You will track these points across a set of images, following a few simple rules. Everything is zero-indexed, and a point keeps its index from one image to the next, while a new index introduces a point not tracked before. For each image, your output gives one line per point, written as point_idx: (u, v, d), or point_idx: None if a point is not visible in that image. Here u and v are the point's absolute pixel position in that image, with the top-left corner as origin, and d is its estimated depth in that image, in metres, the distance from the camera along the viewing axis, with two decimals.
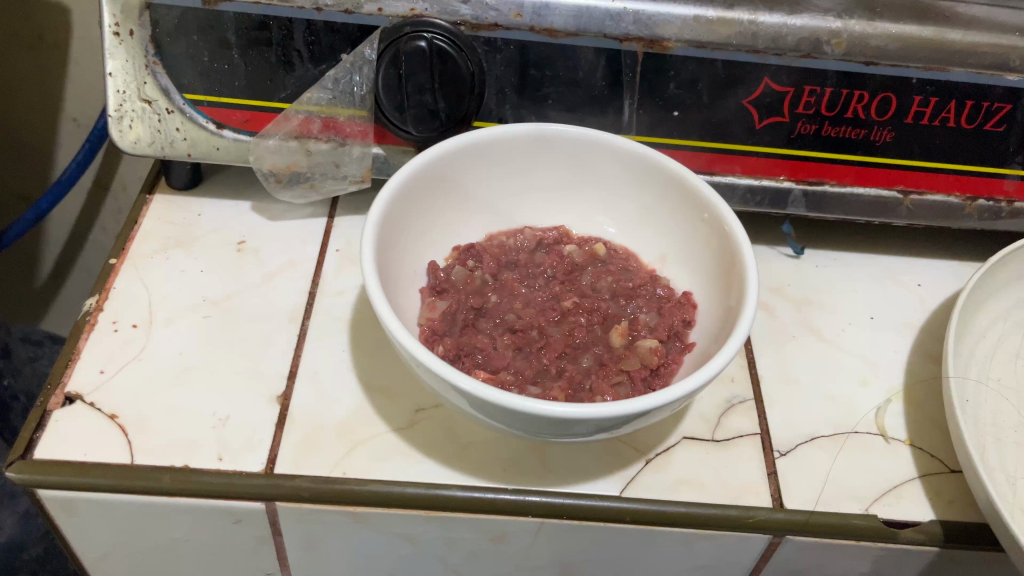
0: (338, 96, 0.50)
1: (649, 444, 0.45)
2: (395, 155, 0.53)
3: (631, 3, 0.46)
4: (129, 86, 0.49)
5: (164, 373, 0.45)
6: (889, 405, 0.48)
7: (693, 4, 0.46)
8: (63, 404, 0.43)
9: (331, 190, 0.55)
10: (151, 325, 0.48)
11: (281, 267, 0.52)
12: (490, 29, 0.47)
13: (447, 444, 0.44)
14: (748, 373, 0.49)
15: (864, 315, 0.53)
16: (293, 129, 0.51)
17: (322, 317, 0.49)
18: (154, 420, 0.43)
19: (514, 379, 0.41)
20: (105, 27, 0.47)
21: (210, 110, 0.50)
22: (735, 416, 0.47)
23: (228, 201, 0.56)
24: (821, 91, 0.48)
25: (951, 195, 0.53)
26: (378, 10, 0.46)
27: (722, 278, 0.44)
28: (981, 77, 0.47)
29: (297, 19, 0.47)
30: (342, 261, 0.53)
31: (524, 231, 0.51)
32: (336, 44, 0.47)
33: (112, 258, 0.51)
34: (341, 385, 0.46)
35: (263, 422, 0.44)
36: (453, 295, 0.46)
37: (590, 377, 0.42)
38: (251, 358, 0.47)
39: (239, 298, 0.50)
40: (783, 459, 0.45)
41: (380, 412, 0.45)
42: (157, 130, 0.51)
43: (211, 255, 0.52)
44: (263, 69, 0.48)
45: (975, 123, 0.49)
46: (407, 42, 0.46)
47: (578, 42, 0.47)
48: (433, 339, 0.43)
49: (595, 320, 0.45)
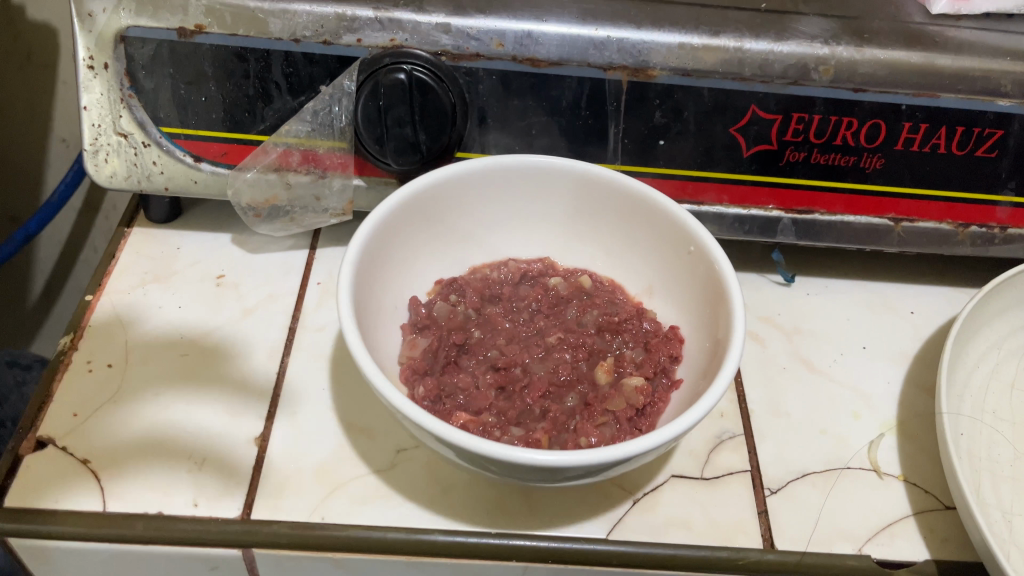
0: (318, 129, 0.49)
1: (637, 483, 0.44)
2: (377, 185, 0.52)
3: (615, 31, 0.45)
4: (105, 119, 0.48)
5: (139, 415, 0.44)
6: (882, 439, 0.47)
7: (679, 31, 0.45)
8: (35, 449, 0.42)
9: (312, 223, 0.54)
10: (127, 364, 0.47)
11: (261, 302, 0.51)
12: (471, 59, 0.46)
13: (429, 487, 0.42)
14: (738, 407, 0.48)
15: (857, 344, 0.52)
16: (272, 162, 0.50)
17: (303, 354, 0.48)
18: (128, 464, 0.42)
19: (496, 421, 0.40)
20: (79, 59, 0.46)
21: (187, 143, 0.49)
22: (724, 452, 0.46)
23: (209, 233, 0.55)
24: (810, 118, 0.47)
25: (944, 222, 0.52)
26: (357, 41, 0.46)
27: (709, 312, 0.43)
28: (972, 103, 0.46)
29: (274, 51, 0.46)
30: (323, 295, 0.52)
31: (507, 264, 0.50)
32: (315, 75, 0.47)
33: (89, 295, 0.50)
34: (321, 425, 0.45)
35: (241, 464, 0.42)
36: (435, 332, 0.45)
37: (575, 418, 0.41)
38: (229, 397, 0.45)
39: (217, 334, 0.49)
40: (773, 497, 0.44)
41: (361, 453, 0.44)
42: (133, 164, 0.50)
43: (189, 290, 0.51)
44: (241, 101, 0.48)
45: (966, 149, 0.48)
46: (386, 74, 0.45)
47: (561, 71, 0.46)
48: (413, 379, 0.42)
49: (580, 356, 0.44)
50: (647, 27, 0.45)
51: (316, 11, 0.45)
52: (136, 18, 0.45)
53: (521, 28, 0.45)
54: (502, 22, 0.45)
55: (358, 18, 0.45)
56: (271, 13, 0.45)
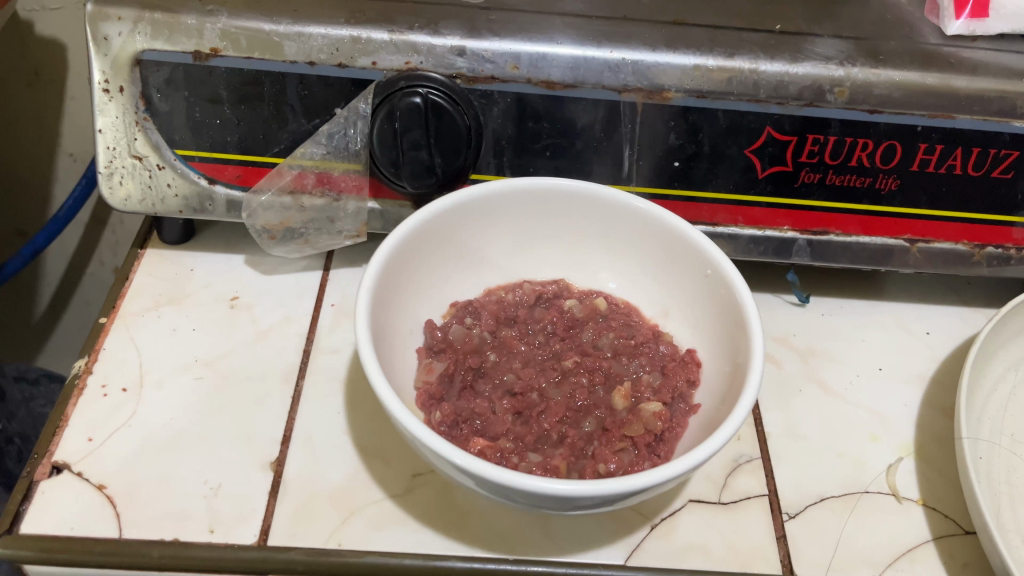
0: (333, 151, 0.49)
1: (654, 508, 0.44)
2: (392, 208, 0.52)
3: (630, 53, 0.45)
4: (120, 142, 0.48)
5: (155, 439, 0.44)
6: (900, 463, 0.47)
7: (693, 53, 0.45)
8: (50, 474, 0.42)
9: (326, 244, 0.54)
10: (141, 388, 0.46)
11: (276, 324, 0.51)
12: (486, 81, 0.46)
13: (446, 513, 0.42)
14: (755, 430, 0.48)
15: (873, 366, 0.52)
16: (287, 184, 0.50)
17: (317, 377, 0.48)
18: (143, 490, 0.42)
19: (514, 446, 0.40)
20: (94, 83, 0.46)
21: (202, 165, 0.49)
22: (741, 477, 0.45)
23: (222, 255, 0.55)
24: (825, 139, 0.47)
25: (960, 242, 0.52)
26: (372, 63, 0.46)
27: (728, 337, 0.43)
28: (988, 124, 0.46)
29: (289, 74, 0.46)
30: (337, 317, 0.52)
31: (522, 286, 0.50)
32: (330, 98, 0.47)
33: (103, 317, 0.50)
34: (336, 449, 0.44)
35: (256, 489, 0.42)
36: (451, 355, 0.45)
37: (593, 444, 0.41)
38: (243, 422, 0.45)
39: (232, 358, 0.49)
40: (791, 522, 0.43)
41: (377, 477, 0.43)
42: (148, 186, 0.50)
43: (204, 313, 0.51)
44: (256, 124, 0.48)
45: (982, 170, 0.48)
46: (402, 98, 0.45)
47: (575, 93, 0.46)
48: (430, 404, 0.42)
49: (597, 381, 0.44)
50: (661, 49, 0.45)
51: (331, 34, 0.45)
52: (151, 41, 0.45)
53: (536, 50, 0.45)
54: (517, 45, 0.45)
55: (373, 41, 0.45)
56: (286, 36, 0.45)
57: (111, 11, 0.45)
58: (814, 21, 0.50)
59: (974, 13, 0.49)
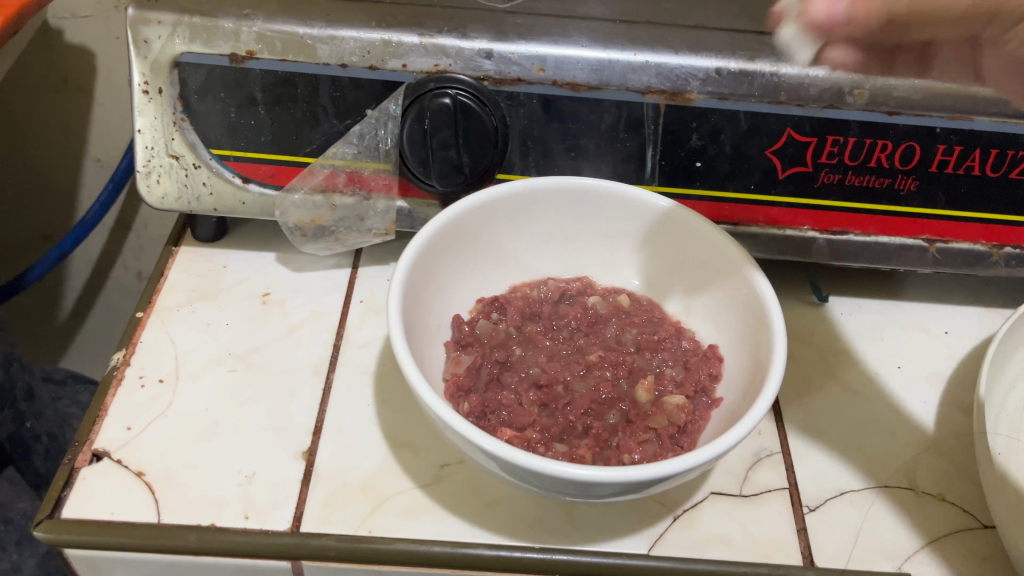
0: (364, 151, 0.50)
1: (677, 500, 0.45)
2: (419, 207, 0.53)
3: (653, 55, 0.46)
4: (158, 142, 0.50)
5: (190, 429, 0.45)
6: (920, 459, 0.47)
7: (714, 56, 0.46)
8: (90, 461, 0.43)
9: (355, 242, 0.55)
10: (176, 380, 0.48)
11: (306, 319, 0.52)
12: (513, 83, 0.47)
13: (472, 501, 0.43)
14: (775, 425, 0.49)
15: (892, 364, 0.53)
16: (319, 184, 0.52)
17: (346, 370, 0.49)
18: (180, 477, 0.43)
19: (540, 436, 0.41)
20: (135, 84, 0.48)
21: (236, 165, 0.51)
22: (762, 470, 0.46)
23: (253, 252, 0.57)
24: (844, 141, 0.48)
25: (978, 242, 0.53)
26: (402, 66, 0.47)
27: (749, 333, 0.44)
28: (1006, 126, 0.47)
29: (322, 76, 0.47)
30: (365, 313, 0.53)
31: (546, 283, 0.51)
32: (362, 99, 0.48)
33: (139, 311, 0.52)
34: (365, 440, 0.46)
35: (289, 478, 0.43)
36: (478, 349, 0.46)
37: (617, 435, 0.42)
38: (275, 413, 0.47)
39: (263, 351, 0.50)
40: (812, 514, 0.44)
41: (405, 467, 0.45)
42: (184, 185, 0.51)
43: (236, 308, 0.53)
44: (289, 124, 0.49)
45: (1000, 171, 0.49)
46: (431, 99, 0.47)
47: (600, 95, 0.47)
48: (458, 396, 0.43)
49: (620, 375, 0.45)
50: (684, 52, 0.46)
51: (362, 37, 0.46)
52: (189, 44, 0.47)
53: (562, 53, 0.46)
54: (543, 48, 0.46)
55: (403, 44, 0.47)
56: (319, 39, 0.46)
57: (151, 15, 0.47)
58: None
59: None
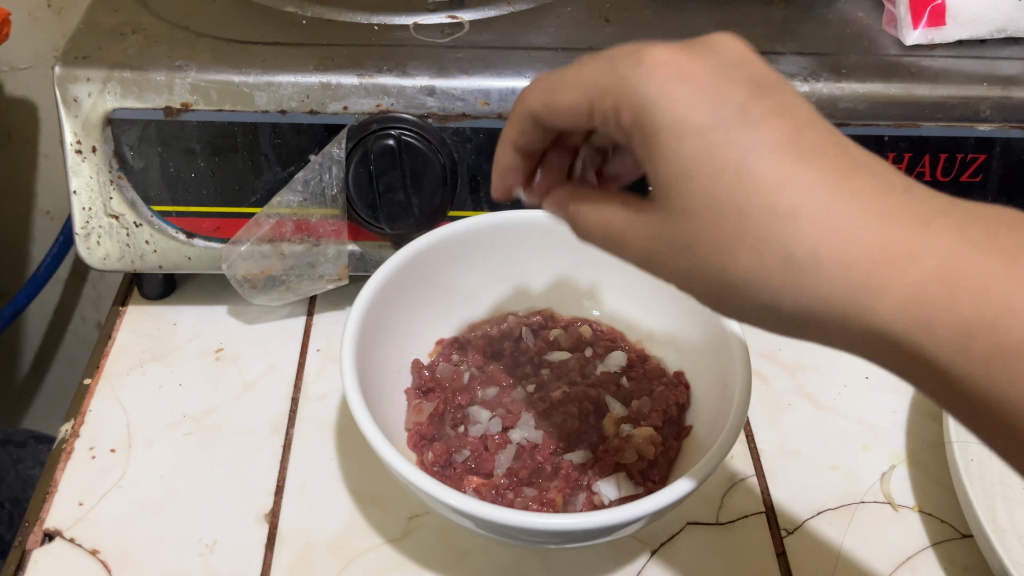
0: (309, 199, 0.49)
1: (653, 534, 0.43)
2: (371, 250, 0.52)
3: (468, 82, 0.46)
4: (95, 202, 0.48)
5: (144, 499, 0.44)
6: (894, 471, 0.47)
7: (474, 82, 0.46)
8: (42, 542, 0.41)
9: (308, 290, 0.54)
10: (130, 448, 0.46)
11: (262, 373, 0.51)
12: (458, 118, 0.46)
13: (444, 553, 0.42)
14: (748, 449, 0.48)
15: (859, 375, 0.53)
16: (266, 234, 0.50)
17: (306, 425, 0.48)
18: (137, 551, 0.41)
19: (508, 482, 0.40)
20: (67, 144, 0.46)
21: (179, 220, 0.49)
22: (737, 495, 0.45)
23: (204, 307, 0.55)
24: None
25: None
26: (344, 108, 0.46)
27: (713, 358, 0.42)
28: (1004, 131, 0.47)
29: (262, 124, 0.46)
30: (323, 362, 0.52)
31: (508, 318, 0.51)
32: (305, 144, 0.47)
33: (87, 378, 0.50)
34: (329, 497, 0.44)
35: (252, 543, 0.42)
36: (439, 395, 0.45)
37: (587, 474, 0.41)
38: (234, 475, 0.45)
39: (219, 411, 0.48)
40: (789, 537, 0.43)
41: (373, 523, 0.43)
42: (126, 245, 0.50)
43: (189, 368, 0.51)
44: (232, 175, 0.48)
45: (951, 174, 0.48)
46: (375, 141, 0.45)
47: (478, 123, 0.46)
48: (422, 444, 0.42)
49: (588, 409, 0.44)
50: (505, 74, 0.46)
51: (301, 81, 0.45)
52: (121, 99, 0.45)
53: (506, 86, 0.46)
54: (486, 82, 0.46)
55: (342, 85, 0.45)
56: (256, 86, 0.45)
57: (80, 73, 0.45)
58: (777, 40, 0.50)
59: (931, 22, 0.49)
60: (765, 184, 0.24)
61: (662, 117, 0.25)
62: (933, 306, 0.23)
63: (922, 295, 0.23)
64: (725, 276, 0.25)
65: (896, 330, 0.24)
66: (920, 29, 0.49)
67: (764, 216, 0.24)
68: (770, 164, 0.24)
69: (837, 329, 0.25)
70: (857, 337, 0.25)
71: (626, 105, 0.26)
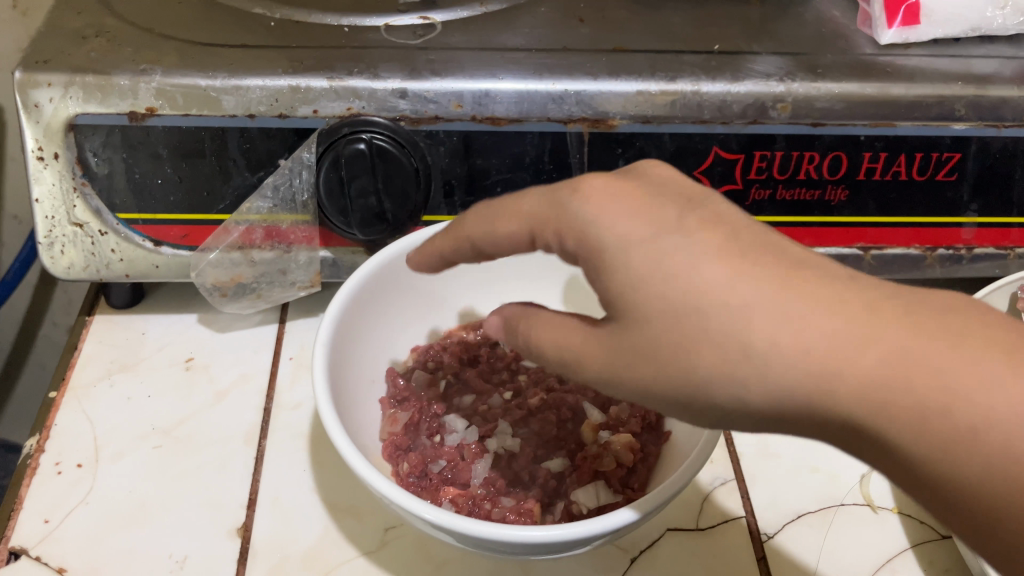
0: (280, 204, 0.48)
1: (633, 540, 0.43)
2: (344, 256, 0.51)
3: (440, 84, 0.45)
4: (58, 210, 0.47)
5: (113, 515, 0.43)
6: (873, 472, 0.47)
7: (448, 83, 0.45)
8: (7, 561, 0.40)
9: (279, 297, 0.53)
10: (98, 462, 0.45)
11: (233, 383, 0.50)
12: (431, 122, 0.45)
13: (421, 564, 0.41)
14: (728, 452, 0.48)
15: None
16: (235, 241, 0.49)
17: (280, 435, 0.47)
18: (105, 569, 0.40)
19: (485, 492, 0.40)
20: (28, 151, 0.45)
21: (146, 228, 0.48)
22: (718, 499, 0.45)
23: (174, 315, 0.54)
24: (771, 155, 0.47)
25: (912, 246, 0.52)
26: (313, 112, 0.45)
27: None
28: (978, 130, 0.47)
29: (230, 129, 0.45)
30: (296, 370, 0.51)
31: (483, 324, 0.50)
32: (274, 149, 0.46)
33: (53, 390, 0.49)
34: (304, 509, 0.43)
35: (225, 558, 0.41)
36: (414, 404, 0.44)
37: (565, 482, 0.40)
38: (206, 488, 0.44)
39: (189, 423, 0.47)
40: (770, 541, 0.43)
41: (349, 535, 0.42)
42: (91, 253, 0.49)
43: (158, 378, 0.50)
44: (200, 181, 0.47)
45: (926, 174, 0.48)
46: (346, 145, 0.45)
47: (451, 126, 0.46)
48: (397, 455, 0.41)
49: (565, 416, 0.44)
50: (478, 75, 0.45)
51: (269, 85, 0.44)
52: (84, 104, 0.44)
53: (480, 88, 0.45)
54: (459, 83, 0.45)
55: (312, 89, 0.44)
56: (223, 90, 0.44)
57: (41, 77, 0.44)
58: (753, 39, 0.50)
59: (906, 21, 0.48)
60: (712, 296, 0.26)
61: (598, 236, 0.28)
62: (897, 381, 0.24)
63: (882, 373, 0.25)
64: (690, 380, 0.27)
65: (860, 416, 0.25)
66: (894, 28, 0.49)
67: (716, 321, 0.26)
68: (715, 279, 0.26)
69: (807, 426, 0.26)
70: (822, 429, 0.26)
71: (569, 231, 0.29)
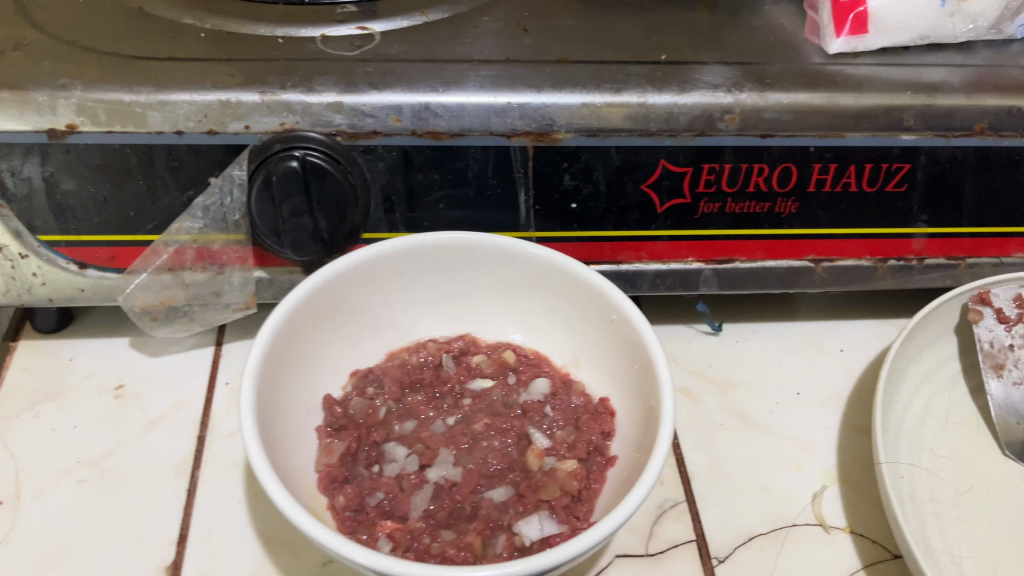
0: (210, 224, 0.46)
1: (580, 568, 0.42)
2: (280, 275, 0.49)
3: (375, 98, 0.43)
4: None
5: (34, 555, 0.40)
6: (825, 491, 0.46)
7: (384, 97, 0.43)
8: None
9: (214, 319, 0.51)
10: (19, 499, 0.43)
11: (166, 412, 0.48)
12: (369, 136, 0.43)
13: None
14: (679, 473, 0.47)
15: (791, 391, 0.52)
16: (165, 262, 0.47)
17: (213, 466, 0.45)
18: None
19: (425, 525, 0.38)
20: None
21: (69, 250, 0.46)
22: (667, 523, 0.44)
23: (104, 339, 0.52)
24: (720, 168, 0.46)
25: (864, 258, 0.51)
26: (245, 127, 0.43)
27: (638, 383, 0.42)
28: (925, 140, 0.46)
29: (156, 146, 0.43)
30: (232, 396, 0.49)
31: (425, 345, 0.48)
32: (203, 167, 0.44)
33: None
34: (236, 544, 0.41)
35: None
36: (351, 433, 0.42)
37: (507, 513, 0.39)
38: (134, 524, 0.42)
39: (118, 454, 0.45)
40: (720, 566, 0.42)
41: (284, 571, 0.40)
42: (11, 277, 0.47)
43: (86, 408, 0.47)
44: (126, 201, 0.44)
45: (875, 185, 0.47)
46: (277, 162, 0.43)
47: (390, 141, 0.44)
48: (333, 487, 0.40)
49: (509, 442, 0.42)
50: (415, 87, 0.43)
51: (198, 100, 0.42)
52: None
53: (418, 102, 0.43)
54: (397, 97, 0.43)
55: (243, 103, 0.42)
56: (149, 106, 0.42)
57: None
58: (700, 48, 0.49)
59: (854, 30, 0.47)
60: None
61: None
62: None
63: None
64: None
65: None
66: (842, 37, 0.48)
67: None
68: None
69: None
70: None
71: None
